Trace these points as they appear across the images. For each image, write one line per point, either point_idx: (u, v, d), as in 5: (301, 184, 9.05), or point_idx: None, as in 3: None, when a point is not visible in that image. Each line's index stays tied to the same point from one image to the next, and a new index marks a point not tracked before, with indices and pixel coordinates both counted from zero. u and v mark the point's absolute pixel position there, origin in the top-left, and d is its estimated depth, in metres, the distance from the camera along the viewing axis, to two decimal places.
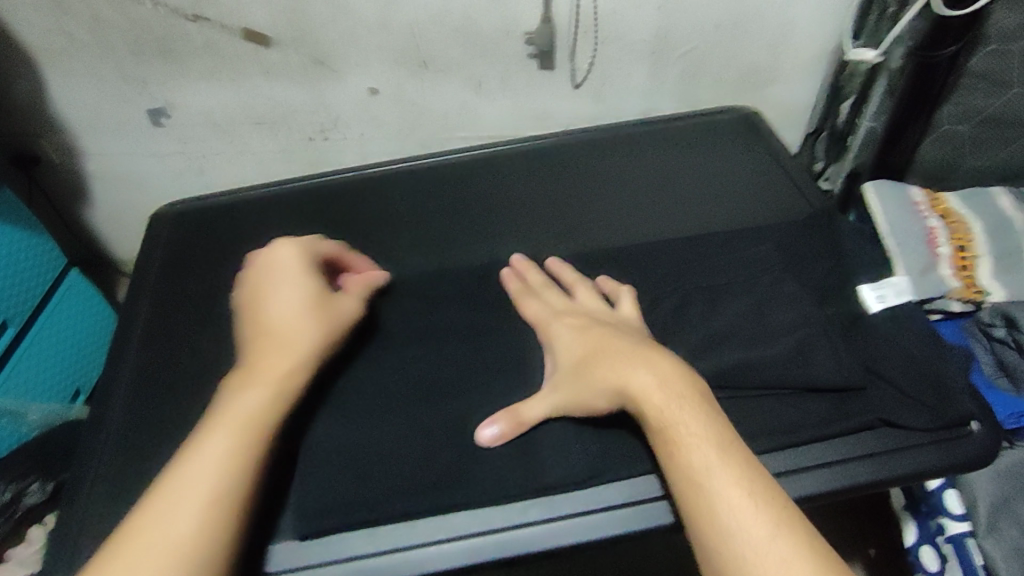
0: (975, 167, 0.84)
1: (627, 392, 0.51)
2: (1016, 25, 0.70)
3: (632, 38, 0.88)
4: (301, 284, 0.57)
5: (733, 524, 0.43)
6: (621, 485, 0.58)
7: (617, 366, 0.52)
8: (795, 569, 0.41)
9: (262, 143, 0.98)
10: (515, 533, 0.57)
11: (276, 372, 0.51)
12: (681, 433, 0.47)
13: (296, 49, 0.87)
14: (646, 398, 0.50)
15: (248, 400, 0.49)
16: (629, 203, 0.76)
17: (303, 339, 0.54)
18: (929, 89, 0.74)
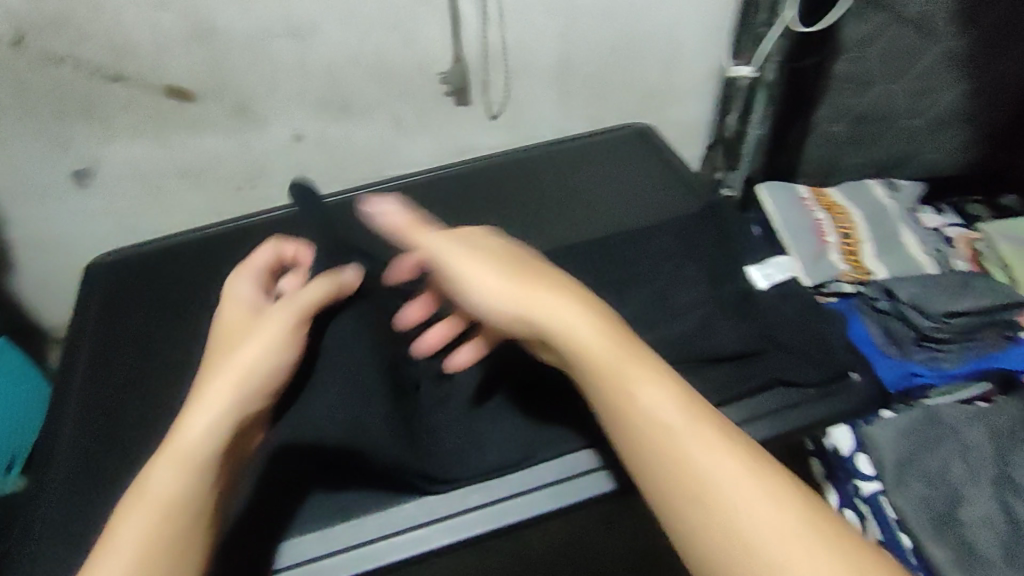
0: (856, 162, 0.93)
1: (560, 333, 0.46)
2: (866, 33, 0.80)
3: (537, 69, 0.96)
4: (231, 318, 0.55)
5: (712, 471, 0.41)
6: (556, 462, 0.59)
7: (526, 291, 0.48)
8: (799, 547, 0.38)
9: (190, 196, 0.99)
10: (470, 514, 0.56)
11: (187, 451, 0.46)
12: (639, 381, 0.44)
13: (218, 101, 0.90)
14: (589, 346, 0.46)
15: (160, 469, 0.46)
16: (545, 216, 0.80)
17: (224, 393, 0.48)
18: (803, 93, 0.85)
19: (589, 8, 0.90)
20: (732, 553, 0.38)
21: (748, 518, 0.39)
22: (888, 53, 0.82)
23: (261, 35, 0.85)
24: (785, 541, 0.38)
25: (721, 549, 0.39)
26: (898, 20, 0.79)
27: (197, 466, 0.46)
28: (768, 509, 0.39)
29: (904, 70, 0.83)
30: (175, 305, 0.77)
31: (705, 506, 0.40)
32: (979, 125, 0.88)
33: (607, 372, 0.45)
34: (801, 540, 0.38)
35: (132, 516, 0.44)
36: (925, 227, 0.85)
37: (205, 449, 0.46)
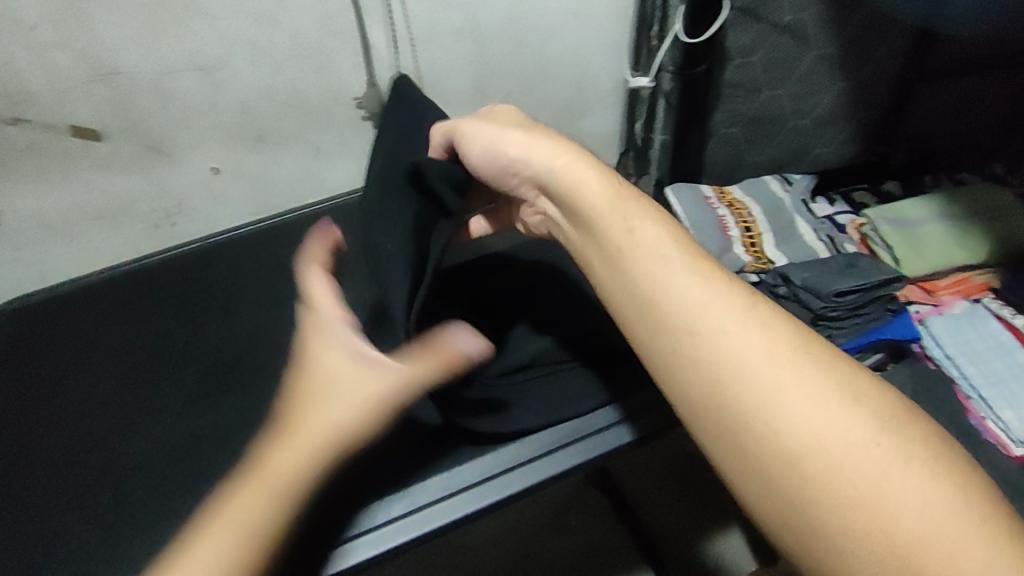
0: (755, 160, 1.00)
1: (556, 175, 0.50)
2: (749, 41, 0.86)
3: (451, 91, 0.99)
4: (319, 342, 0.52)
5: (703, 313, 0.41)
6: (544, 433, 0.61)
7: (534, 141, 0.52)
8: (830, 410, 0.37)
9: (106, 239, 0.97)
10: (470, 491, 0.57)
11: (280, 484, 0.44)
12: (640, 221, 0.46)
13: (128, 140, 0.88)
14: (586, 186, 0.48)
15: (251, 493, 0.43)
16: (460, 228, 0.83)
17: (334, 426, 0.47)
18: (696, 100, 0.90)
19: (496, 30, 0.94)
20: (722, 389, 0.40)
21: (741, 355, 0.40)
22: (771, 60, 0.88)
23: (169, 72, 0.84)
24: (822, 405, 0.37)
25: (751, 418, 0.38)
26: (777, 30, 0.85)
27: (288, 496, 0.44)
28: (764, 349, 0.39)
29: (787, 75, 0.90)
30: (90, 351, 0.75)
31: (698, 349, 0.41)
32: (858, 121, 0.96)
33: (597, 215, 0.48)
34: (800, 376, 0.38)
35: (205, 539, 0.42)
36: (816, 217, 0.92)
37: (305, 475, 0.45)
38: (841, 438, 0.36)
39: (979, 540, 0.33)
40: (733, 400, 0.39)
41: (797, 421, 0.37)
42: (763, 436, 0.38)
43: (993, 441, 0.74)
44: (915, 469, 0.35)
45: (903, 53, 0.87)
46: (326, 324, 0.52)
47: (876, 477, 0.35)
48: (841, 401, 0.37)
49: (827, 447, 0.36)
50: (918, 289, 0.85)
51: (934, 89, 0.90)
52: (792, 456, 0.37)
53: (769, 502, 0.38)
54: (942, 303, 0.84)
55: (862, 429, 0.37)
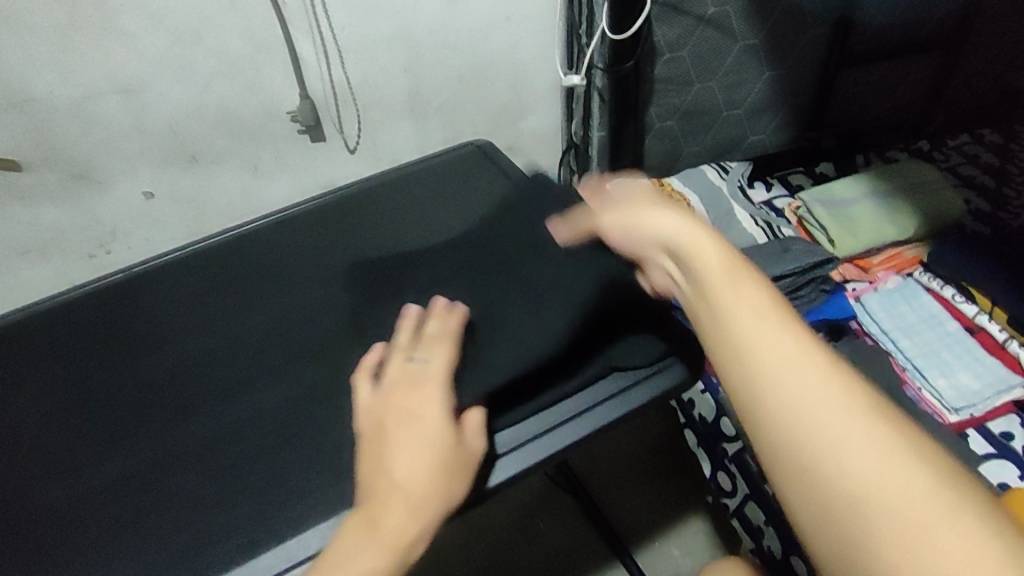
0: (693, 151, 1.01)
1: (687, 241, 0.47)
2: (676, 35, 0.87)
3: (388, 100, 0.98)
4: (432, 401, 0.53)
5: (776, 355, 0.39)
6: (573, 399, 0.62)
7: (677, 216, 0.50)
8: (893, 463, 0.35)
9: (37, 272, 0.93)
10: (513, 454, 0.58)
11: (400, 547, 0.47)
12: (744, 281, 0.43)
13: (52, 168, 0.85)
14: (710, 257, 0.45)
15: (372, 557, 0.47)
16: (394, 235, 0.81)
17: (441, 499, 0.49)
18: (630, 96, 0.90)
19: (428, 37, 0.93)
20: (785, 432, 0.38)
21: (806, 396, 0.38)
22: (699, 53, 0.89)
23: (90, 95, 0.81)
24: (877, 452, 0.35)
25: (807, 462, 0.37)
26: (701, 23, 0.86)
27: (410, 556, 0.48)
28: (842, 395, 0.37)
29: (716, 66, 0.91)
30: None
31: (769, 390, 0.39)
32: (788, 106, 0.98)
33: (711, 281, 0.44)
34: (859, 421, 0.36)
35: None
36: (753, 203, 0.96)
37: (417, 548, 0.48)
38: (907, 497, 0.34)
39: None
40: (793, 439, 0.37)
41: (857, 468, 0.35)
42: (823, 475, 0.36)
43: (929, 409, 0.76)
44: (966, 525, 0.33)
45: (823, 43, 0.92)
46: (431, 389, 0.54)
47: (927, 534, 0.33)
48: (902, 452, 0.35)
49: (894, 505, 0.34)
50: (853, 266, 0.88)
51: (857, 74, 0.96)
52: (851, 497, 0.35)
53: (825, 541, 0.36)
54: (877, 279, 0.87)
55: (913, 482, 0.34)
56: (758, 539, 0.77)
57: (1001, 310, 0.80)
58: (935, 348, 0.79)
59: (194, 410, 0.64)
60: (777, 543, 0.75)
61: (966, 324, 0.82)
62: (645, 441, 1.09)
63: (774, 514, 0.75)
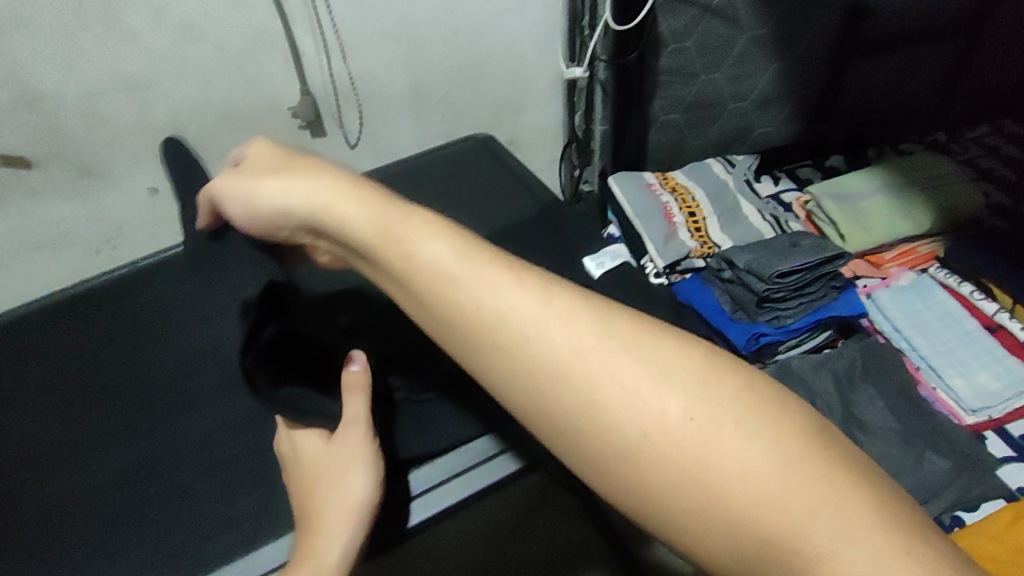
0: (698, 144, 0.99)
1: (322, 212, 0.38)
2: (681, 26, 0.85)
3: (389, 95, 0.97)
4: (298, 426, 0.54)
5: (500, 310, 0.31)
6: (462, 449, 0.60)
7: (298, 177, 0.41)
8: (648, 394, 0.28)
9: (46, 268, 0.94)
10: (428, 494, 0.57)
11: (321, 565, 0.47)
12: (410, 240, 0.34)
13: (59, 166, 0.86)
14: (352, 221, 0.36)
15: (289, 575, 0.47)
16: None
17: (334, 501, 0.49)
18: (633, 88, 0.88)
19: (429, 29, 0.92)
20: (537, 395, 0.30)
21: (541, 345, 0.29)
22: (705, 43, 0.87)
23: (96, 92, 0.82)
24: (627, 384, 0.28)
25: (568, 425, 0.29)
26: (707, 13, 0.84)
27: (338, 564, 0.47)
28: (575, 325, 0.29)
29: (722, 57, 0.89)
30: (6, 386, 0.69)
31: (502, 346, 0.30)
32: (796, 98, 0.95)
33: (378, 253, 0.35)
34: (609, 365, 0.28)
35: None
36: (760, 197, 0.94)
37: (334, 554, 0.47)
38: (687, 429, 0.27)
39: (828, 488, 0.26)
40: (549, 401, 0.29)
41: (620, 412, 0.28)
42: (593, 435, 0.28)
43: (945, 411, 0.73)
44: (748, 432, 0.27)
45: (833, 33, 0.89)
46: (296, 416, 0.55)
47: (721, 457, 0.26)
48: (660, 375, 0.28)
49: (677, 441, 0.27)
50: (865, 262, 0.85)
51: (868, 65, 0.93)
52: (631, 453, 0.28)
53: (631, 505, 0.28)
54: (889, 276, 0.84)
55: (687, 405, 0.27)
56: None
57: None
58: (951, 347, 0.76)
59: (189, 403, 0.65)
60: None
61: (985, 323, 0.78)
62: None
63: None
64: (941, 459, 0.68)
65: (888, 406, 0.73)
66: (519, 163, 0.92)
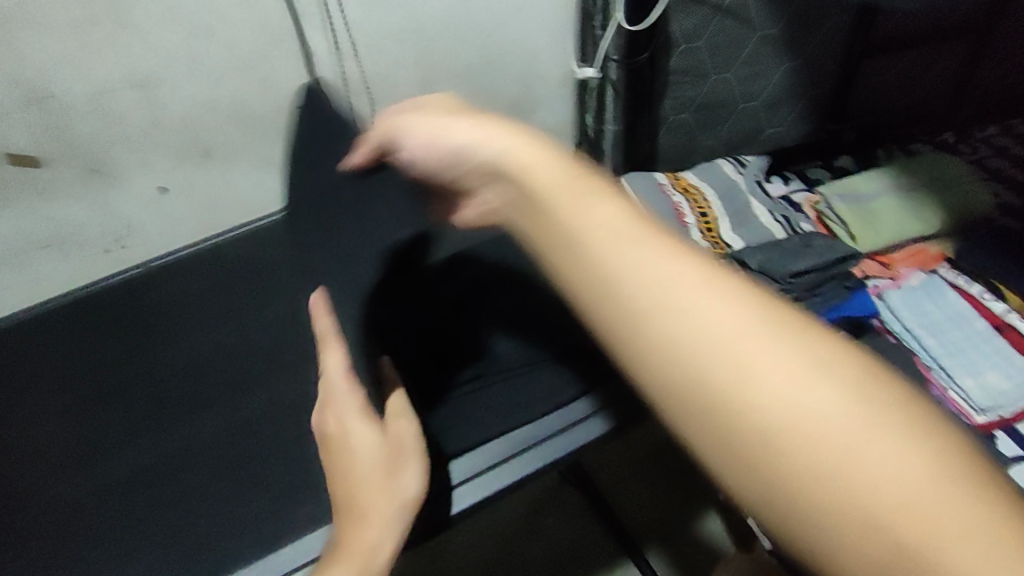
0: (708, 145, 0.99)
1: (503, 154, 0.37)
2: (693, 26, 0.85)
3: (400, 94, 0.97)
4: (348, 414, 0.52)
5: (659, 280, 0.31)
6: (533, 425, 0.62)
7: (477, 127, 0.39)
8: (805, 383, 0.28)
9: (54, 268, 0.94)
10: (472, 481, 0.58)
11: (371, 564, 0.46)
12: (581, 199, 0.34)
13: (69, 165, 0.86)
14: (537, 166, 0.36)
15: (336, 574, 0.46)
16: None
17: (384, 499, 0.48)
18: (644, 89, 0.88)
19: (440, 29, 0.92)
20: (677, 376, 0.30)
21: (699, 320, 0.30)
22: (716, 44, 0.87)
23: (106, 91, 0.82)
24: (783, 369, 0.28)
25: (709, 404, 0.29)
26: (719, 14, 0.84)
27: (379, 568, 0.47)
28: (735, 306, 0.30)
29: (733, 57, 0.89)
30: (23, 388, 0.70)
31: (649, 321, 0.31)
32: (807, 98, 0.96)
33: (546, 201, 0.34)
34: (768, 348, 0.29)
35: None
36: (770, 197, 0.95)
37: (383, 553, 0.47)
38: (837, 422, 0.27)
39: (986, 508, 0.25)
40: (694, 374, 0.29)
41: (770, 395, 0.28)
42: (734, 416, 0.28)
43: (957, 410, 0.73)
44: (901, 436, 0.27)
45: (844, 34, 0.89)
46: (344, 399, 0.53)
47: (870, 455, 0.26)
48: (817, 365, 0.28)
49: (825, 432, 0.27)
50: (875, 263, 0.85)
51: (879, 65, 0.93)
52: (773, 438, 0.28)
53: (763, 495, 0.28)
54: (900, 276, 0.84)
55: (839, 397, 0.28)
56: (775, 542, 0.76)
57: None
58: (962, 347, 0.77)
59: (207, 404, 0.66)
60: None
61: (994, 323, 0.78)
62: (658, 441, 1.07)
63: None
64: None
65: None
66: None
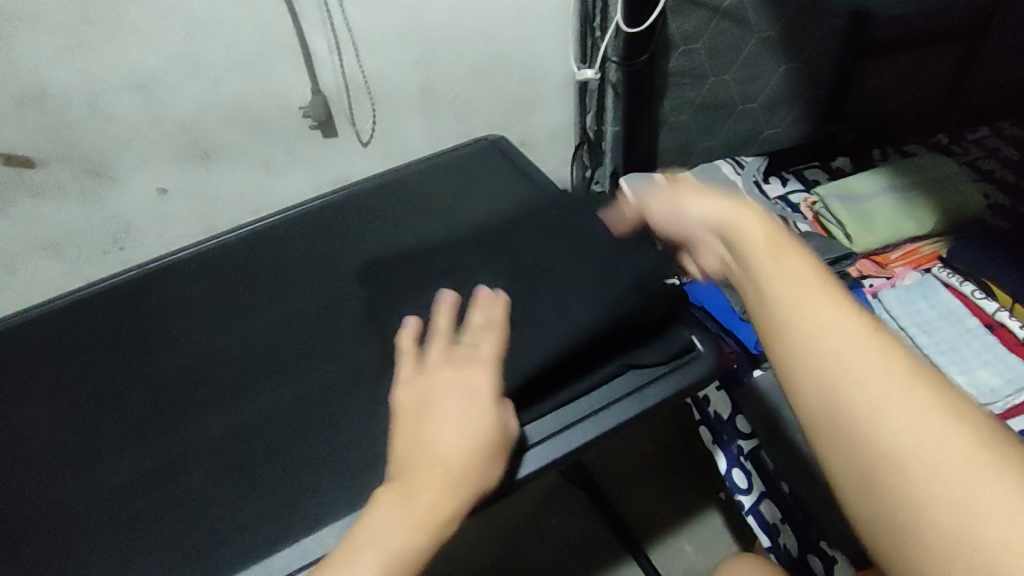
0: (708, 145, 1.00)
1: (733, 216, 0.48)
2: (692, 29, 0.86)
3: (401, 94, 0.97)
4: (478, 378, 0.55)
5: (820, 323, 0.39)
6: (557, 412, 0.64)
7: (712, 198, 0.52)
8: (930, 422, 0.34)
9: (51, 269, 0.94)
10: (539, 446, 0.62)
11: (439, 523, 0.48)
12: (777, 250, 0.44)
13: (66, 166, 0.85)
14: (751, 227, 0.47)
15: (410, 514, 0.47)
16: (407, 232, 0.83)
17: (477, 470, 0.50)
18: (643, 90, 0.89)
19: (441, 29, 0.92)
20: (808, 379, 0.38)
21: (845, 359, 0.37)
22: (715, 46, 0.88)
23: (103, 91, 0.81)
24: (911, 406, 0.34)
25: (839, 423, 0.36)
26: (717, 16, 0.85)
27: (438, 534, 0.48)
28: (881, 354, 0.36)
29: (732, 59, 0.90)
30: (24, 390, 0.70)
31: (809, 348, 0.39)
32: (805, 99, 0.97)
33: (751, 251, 0.45)
34: (900, 388, 0.35)
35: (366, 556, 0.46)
36: (768, 198, 0.96)
37: (453, 519, 0.49)
38: (950, 456, 0.32)
39: None
40: (831, 396, 0.37)
41: (892, 425, 0.34)
42: (858, 434, 0.35)
43: None
44: (1008, 480, 0.31)
45: (841, 36, 0.91)
46: (481, 366, 0.57)
47: (974, 490, 0.31)
48: (941, 410, 0.34)
49: (934, 462, 0.33)
50: (870, 263, 0.88)
51: (876, 67, 0.95)
52: (889, 459, 0.34)
53: (872, 500, 0.34)
54: (894, 276, 0.87)
55: (954, 437, 0.33)
56: (775, 537, 0.78)
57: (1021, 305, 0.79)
58: (954, 344, 0.79)
59: (214, 407, 0.66)
60: (793, 541, 0.76)
61: (985, 320, 0.81)
62: (659, 438, 1.09)
63: (790, 510, 0.75)
64: None
65: None
66: (525, 160, 0.93)
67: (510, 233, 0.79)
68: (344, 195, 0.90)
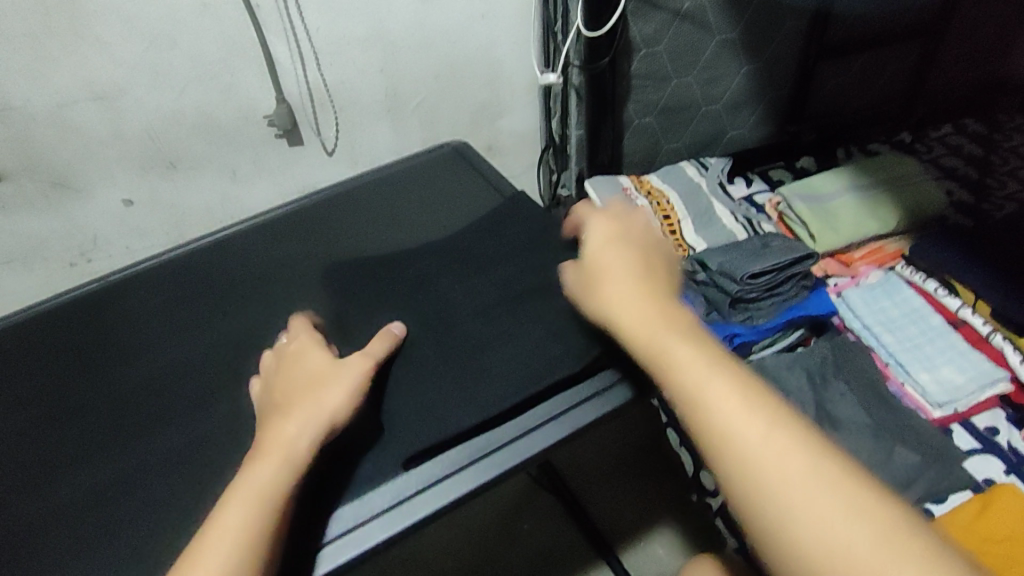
0: (673, 147, 1.00)
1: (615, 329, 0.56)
2: (653, 31, 0.86)
3: (366, 101, 0.97)
4: (308, 357, 0.63)
5: (727, 411, 0.45)
6: (512, 424, 0.61)
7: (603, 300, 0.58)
8: (821, 493, 0.41)
9: (16, 282, 0.93)
10: (490, 457, 0.58)
11: (291, 453, 0.53)
12: (662, 359, 0.50)
13: (30, 177, 0.85)
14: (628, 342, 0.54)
15: (262, 462, 0.52)
16: (366, 240, 0.82)
17: (314, 405, 0.56)
18: (606, 94, 0.89)
19: (404, 36, 0.93)
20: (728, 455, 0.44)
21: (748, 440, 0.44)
22: (676, 48, 0.88)
23: (66, 103, 0.81)
24: (802, 481, 0.41)
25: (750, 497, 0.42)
26: (677, 18, 0.85)
27: (296, 463, 0.53)
28: (776, 434, 0.44)
29: (693, 61, 0.90)
30: None
31: (718, 427, 0.45)
32: (767, 101, 0.98)
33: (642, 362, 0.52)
34: (799, 467, 0.42)
35: (234, 501, 0.51)
36: (732, 199, 0.96)
37: (304, 449, 0.53)
38: (843, 526, 0.39)
39: None
40: (743, 473, 0.43)
41: (793, 500, 0.41)
42: (770, 505, 0.41)
43: (913, 404, 0.75)
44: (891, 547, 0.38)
45: (800, 39, 0.92)
46: (313, 345, 0.65)
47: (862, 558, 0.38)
48: (832, 485, 0.41)
49: (832, 535, 0.39)
50: (836, 262, 0.88)
51: (835, 68, 0.96)
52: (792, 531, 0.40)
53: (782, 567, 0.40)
54: (859, 274, 0.87)
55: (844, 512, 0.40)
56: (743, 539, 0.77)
57: (983, 302, 0.80)
58: (919, 344, 0.79)
59: (167, 418, 0.65)
60: None
61: (949, 318, 0.81)
62: (630, 442, 1.08)
63: None
64: (911, 452, 0.69)
65: (860, 402, 0.74)
66: (492, 169, 0.93)
67: (470, 240, 0.79)
68: (308, 204, 0.90)
